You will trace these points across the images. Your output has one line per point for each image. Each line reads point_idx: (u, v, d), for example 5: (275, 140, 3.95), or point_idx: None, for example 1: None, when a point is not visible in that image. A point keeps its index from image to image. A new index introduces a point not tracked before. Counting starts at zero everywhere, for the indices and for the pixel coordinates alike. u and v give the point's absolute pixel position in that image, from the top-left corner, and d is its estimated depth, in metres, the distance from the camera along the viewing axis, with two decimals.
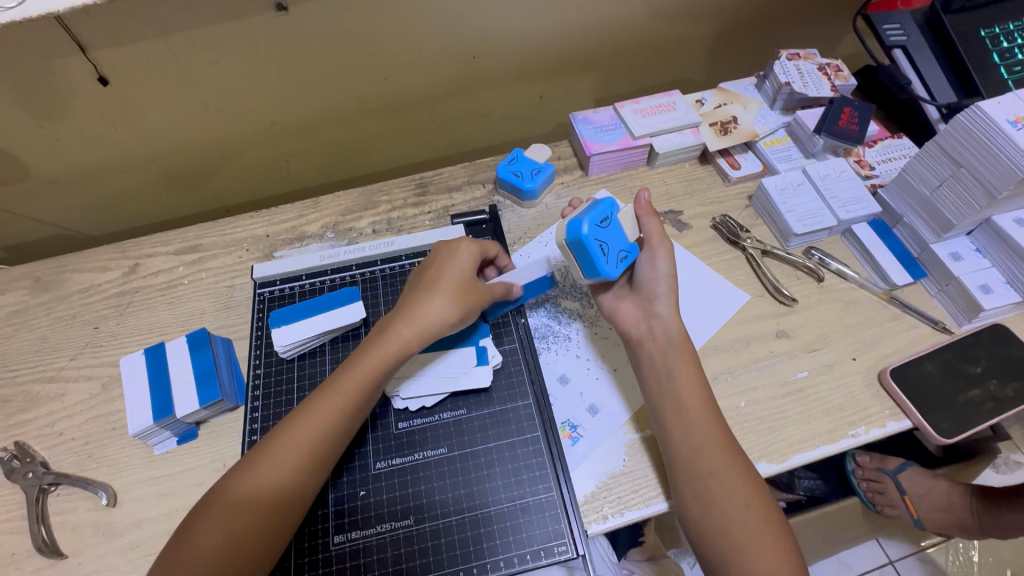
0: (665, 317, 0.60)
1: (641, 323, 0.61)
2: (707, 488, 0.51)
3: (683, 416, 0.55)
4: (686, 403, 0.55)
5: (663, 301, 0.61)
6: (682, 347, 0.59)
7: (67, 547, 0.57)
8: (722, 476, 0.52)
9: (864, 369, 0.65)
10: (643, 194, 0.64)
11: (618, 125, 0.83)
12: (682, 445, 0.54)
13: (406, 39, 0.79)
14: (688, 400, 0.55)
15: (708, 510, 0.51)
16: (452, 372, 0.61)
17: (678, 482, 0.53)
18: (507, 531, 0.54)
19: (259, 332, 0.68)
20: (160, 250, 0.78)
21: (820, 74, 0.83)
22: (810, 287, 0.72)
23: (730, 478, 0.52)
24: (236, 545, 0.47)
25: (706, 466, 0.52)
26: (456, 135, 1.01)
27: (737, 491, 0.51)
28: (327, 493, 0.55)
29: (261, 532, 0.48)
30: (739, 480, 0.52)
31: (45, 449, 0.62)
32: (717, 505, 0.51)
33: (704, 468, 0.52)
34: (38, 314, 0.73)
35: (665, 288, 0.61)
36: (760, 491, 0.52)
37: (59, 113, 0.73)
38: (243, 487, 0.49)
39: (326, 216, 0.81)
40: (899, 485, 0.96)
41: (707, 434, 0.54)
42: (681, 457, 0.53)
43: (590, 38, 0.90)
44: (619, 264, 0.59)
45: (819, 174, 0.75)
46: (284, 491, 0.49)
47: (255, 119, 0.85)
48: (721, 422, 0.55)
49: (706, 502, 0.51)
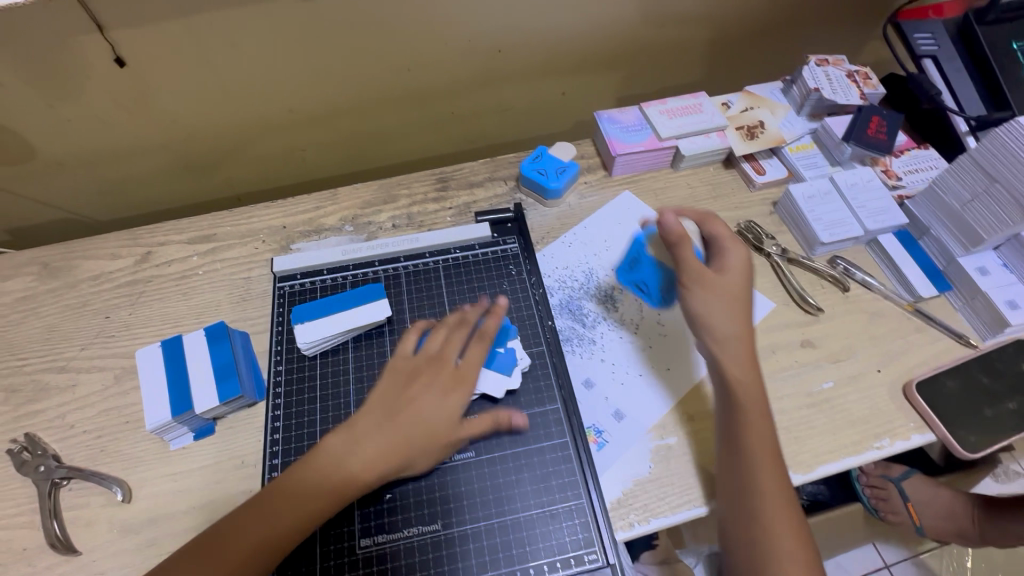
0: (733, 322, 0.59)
1: (710, 311, 0.59)
2: (760, 537, 0.51)
3: (741, 458, 0.53)
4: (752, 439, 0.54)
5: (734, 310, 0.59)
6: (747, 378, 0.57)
7: (80, 543, 0.55)
8: (778, 523, 0.51)
9: (888, 381, 0.65)
10: (667, 221, 0.63)
11: (644, 126, 0.82)
12: (736, 485, 0.53)
13: (432, 28, 0.77)
14: (755, 441, 0.54)
15: (755, 554, 0.50)
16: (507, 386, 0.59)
17: (729, 518, 0.53)
18: (536, 537, 0.53)
19: (280, 326, 0.66)
20: (173, 238, 0.77)
21: (849, 81, 0.83)
22: (835, 296, 0.71)
23: (784, 522, 0.51)
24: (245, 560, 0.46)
25: (759, 515, 0.51)
26: (476, 129, 0.99)
27: (786, 540, 0.50)
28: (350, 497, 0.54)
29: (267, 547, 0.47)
30: (792, 527, 0.51)
31: (56, 441, 0.61)
32: (768, 551, 0.50)
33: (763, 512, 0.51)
34: (47, 301, 0.71)
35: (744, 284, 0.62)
36: (809, 542, 0.51)
37: (71, 93, 0.71)
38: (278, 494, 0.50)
39: (345, 209, 0.79)
40: (903, 492, 0.98)
41: (769, 474, 0.53)
42: (734, 501, 0.53)
43: (617, 34, 0.89)
44: (662, 294, 0.69)
45: (846, 182, 0.75)
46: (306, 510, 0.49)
47: (273, 107, 0.82)
48: (781, 468, 0.54)
49: (758, 548, 0.50)
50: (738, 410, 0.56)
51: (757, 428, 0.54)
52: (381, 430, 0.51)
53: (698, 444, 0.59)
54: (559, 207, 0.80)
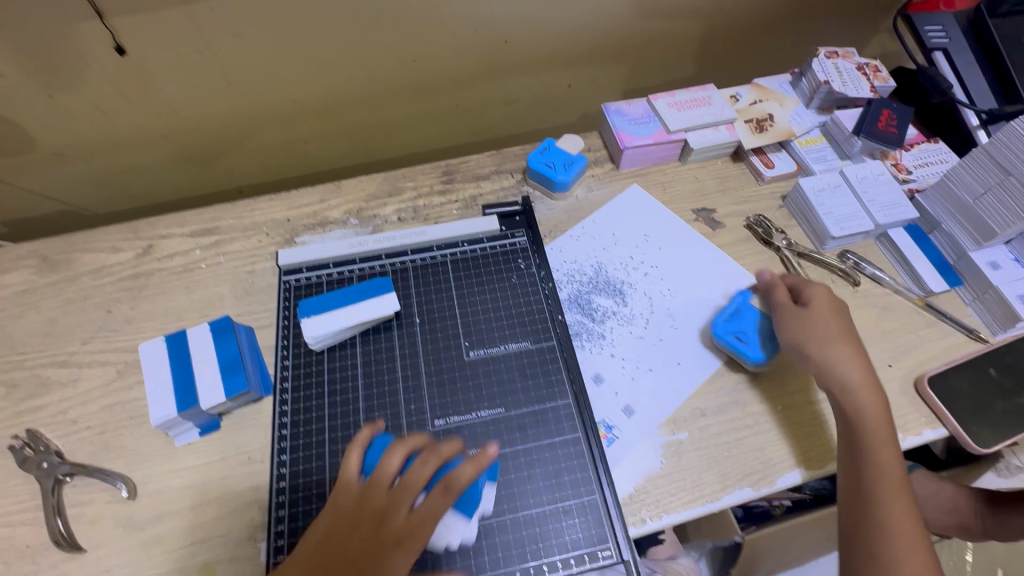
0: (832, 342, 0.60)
1: (805, 337, 0.60)
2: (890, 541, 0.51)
3: (870, 465, 0.54)
4: (879, 443, 0.55)
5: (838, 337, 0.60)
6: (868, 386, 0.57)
7: (85, 541, 0.54)
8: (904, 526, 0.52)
9: (900, 376, 0.65)
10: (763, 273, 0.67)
11: (652, 118, 0.81)
12: (861, 487, 0.54)
13: (438, 17, 0.76)
14: (883, 449, 0.55)
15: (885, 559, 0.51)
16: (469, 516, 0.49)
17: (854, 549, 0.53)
18: (550, 533, 0.52)
19: (286, 321, 0.65)
20: (175, 231, 0.75)
21: (859, 74, 0.82)
22: (845, 291, 0.71)
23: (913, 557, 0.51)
24: None
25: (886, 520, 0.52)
26: (481, 122, 0.98)
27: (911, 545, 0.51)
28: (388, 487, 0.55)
29: None
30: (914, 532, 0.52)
31: (58, 437, 0.60)
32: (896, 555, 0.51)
33: (890, 517, 0.52)
34: (47, 294, 0.70)
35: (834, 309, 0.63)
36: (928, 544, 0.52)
37: (70, 82, 0.69)
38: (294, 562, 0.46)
39: (349, 201, 0.78)
40: None
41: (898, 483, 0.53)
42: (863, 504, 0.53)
43: (624, 26, 0.88)
44: (766, 344, 0.62)
45: (857, 176, 0.75)
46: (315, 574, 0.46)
47: (276, 98, 0.81)
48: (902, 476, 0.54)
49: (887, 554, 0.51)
50: (864, 417, 0.56)
51: (880, 436, 0.55)
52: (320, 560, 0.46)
53: (708, 439, 0.59)
54: (566, 200, 0.79)
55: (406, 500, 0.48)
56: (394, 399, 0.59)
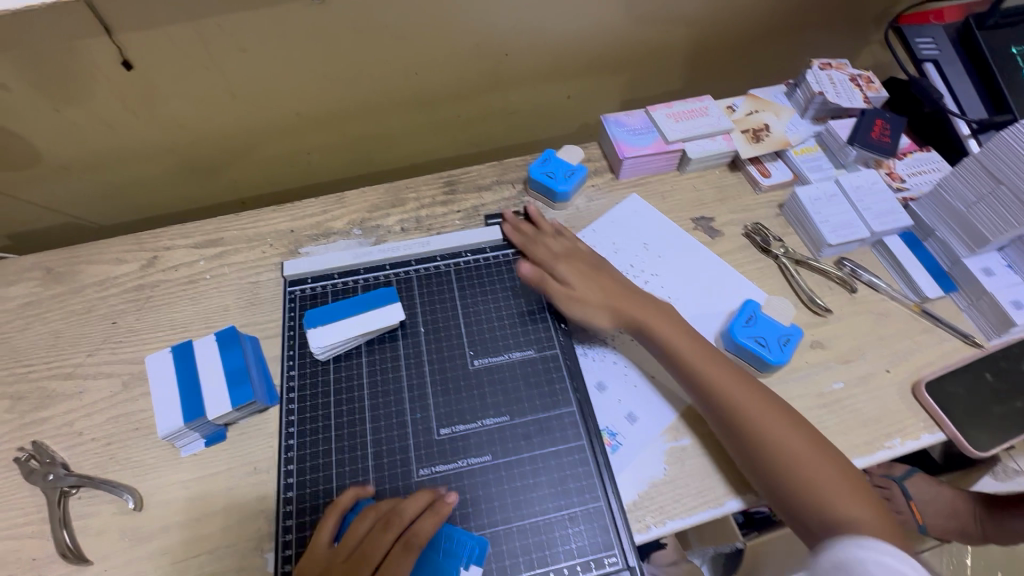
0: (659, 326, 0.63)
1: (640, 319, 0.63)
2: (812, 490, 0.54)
3: (758, 435, 0.55)
4: (751, 410, 0.57)
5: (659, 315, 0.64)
6: (713, 363, 0.60)
7: (91, 553, 0.55)
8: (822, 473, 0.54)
9: (898, 381, 0.66)
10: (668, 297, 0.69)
11: (650, 129, 0.82)
12: (756, 460, 0.55)
13: (440, 32, 0.78)
14: (760, 416, 0.56)
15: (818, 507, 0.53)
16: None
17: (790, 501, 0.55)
18: (556, 541, 0.53)
19: (292, 331, 0.65)
20: (179, 242, 0.76)
21: (852, 85, 0.84)
22: (842, 297, 0.72)
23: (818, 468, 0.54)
24: None
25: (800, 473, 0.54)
26: (482, 133, 0.99)
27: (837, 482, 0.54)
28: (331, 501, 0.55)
29: None
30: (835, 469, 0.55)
31: (64, 449, 0.60)
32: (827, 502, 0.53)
33: (801, 471, 0.54)
34: (52, 307, 0.70)
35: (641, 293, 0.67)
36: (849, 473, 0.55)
37: (77, 97, 0.70)
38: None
39: (352, 212, 0.79)
40: (906, 491, 0.97)
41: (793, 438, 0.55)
42: (767, 473, 0.55)
43: (622, 38, 0.90)
44: (784, 347, 0.64)
45: (851, 185, 0.76)
46: None
47: (280, 111, 0.82)
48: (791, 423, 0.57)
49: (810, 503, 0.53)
50: (717, 390, 0.58)
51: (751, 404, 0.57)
52: None
53: (712, 445, 0.59)
54: (567, 210, 0.80)
55: (370, 564, 0.50)
56: (401, 408, 0.59)
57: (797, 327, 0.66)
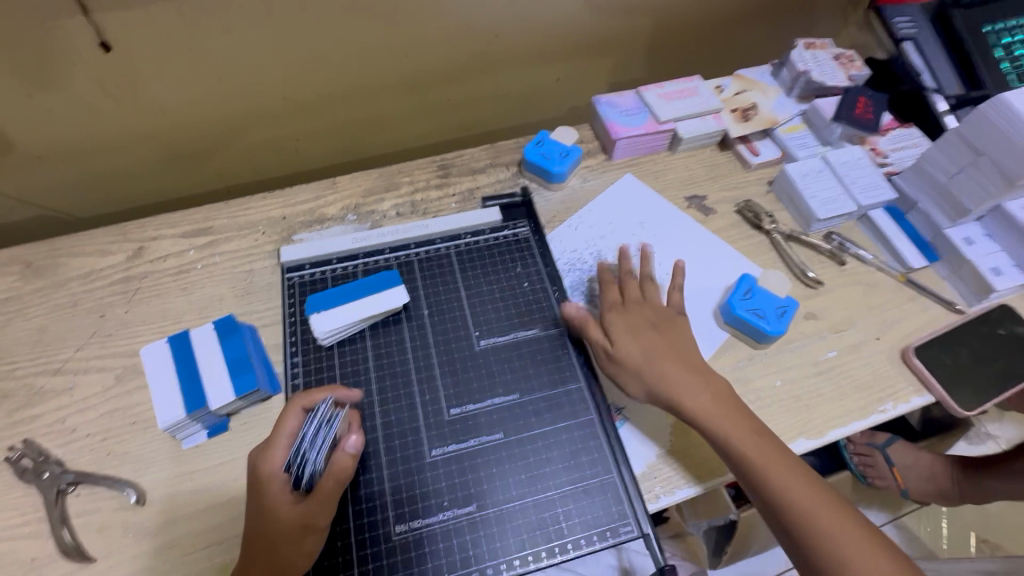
0: (637, 351, 0.60)
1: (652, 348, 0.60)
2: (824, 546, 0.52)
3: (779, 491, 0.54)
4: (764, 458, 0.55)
5: (656, 343, 0.61)
6: (718, 410, 0.57)
7: (94, 550, 0.53)
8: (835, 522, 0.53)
9: (887, 348, 0.68)
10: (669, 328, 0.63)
11: (642, 109, 0.83)
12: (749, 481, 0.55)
13: (432, 13, 0.77)
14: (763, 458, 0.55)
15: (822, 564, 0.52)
16: (325, 438, 0.50)
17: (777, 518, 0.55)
18: (571, 513, 0.54)
19: (292, 318, 0.64)
20: (166, 232, 0.73)
21: (835, 64, 0.86)
22: (832, 270, 0.74)
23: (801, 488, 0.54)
24: (252, 528, 0.48)
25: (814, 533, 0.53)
26: (471, 117, 0.98)
27: (851, 537, 0.52)
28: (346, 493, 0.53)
29: (250, 524, 0.48)
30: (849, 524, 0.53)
31: (57, 447, 0.58)
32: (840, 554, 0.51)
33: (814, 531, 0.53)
34: (34, 301, 0.67)
35: (658, 312, 0.64)
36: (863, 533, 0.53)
37: (53, 82, 0.67)
38: (252, 481, 0.49)
39: (346, 198, 0.78)
40: (888, 459, 1.02)
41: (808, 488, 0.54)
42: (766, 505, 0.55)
43: (611, 20, 0.90)
44: (780, 319, 0.66)
45: (838, 161, 0.78)
46: (255, 498, 0.49)
47: (267, 95, 0.80)
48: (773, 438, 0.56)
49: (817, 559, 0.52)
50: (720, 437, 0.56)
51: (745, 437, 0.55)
52: (256, 494, 0.49)
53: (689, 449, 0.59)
54: (563, 191, 0.80)
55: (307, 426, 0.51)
56: (409, 391, 0.59)
57: (792, 299, 0.68)
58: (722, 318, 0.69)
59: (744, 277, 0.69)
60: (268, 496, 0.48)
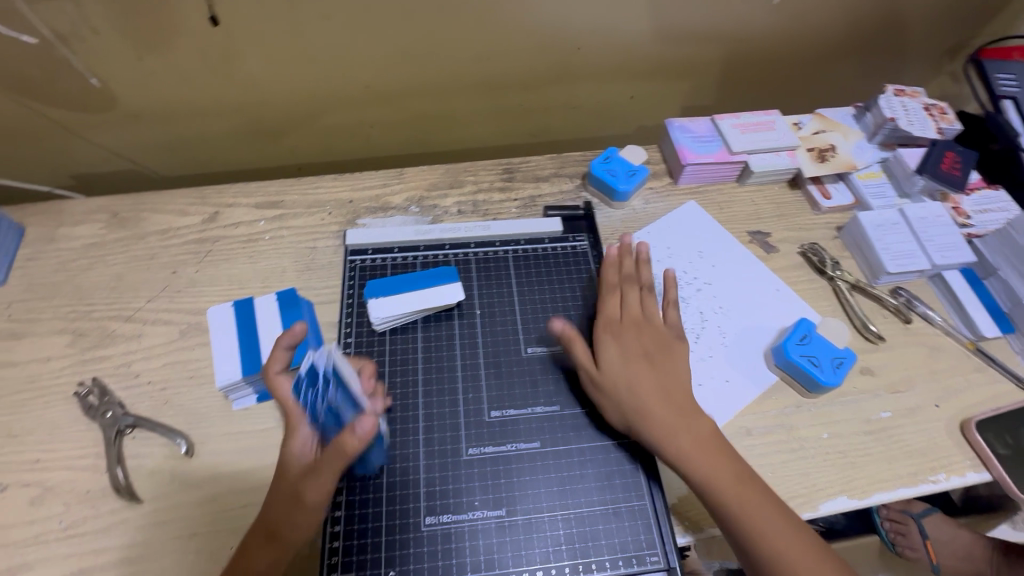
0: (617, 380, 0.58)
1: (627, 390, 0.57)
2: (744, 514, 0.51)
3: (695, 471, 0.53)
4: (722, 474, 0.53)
5: (644, 376, 0.58)
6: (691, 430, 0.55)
7: (142, 492, 0.56)
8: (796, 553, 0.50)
9: (946, 417, 0.65)
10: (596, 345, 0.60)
11: (715, 138, 0.82)
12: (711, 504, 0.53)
13: (519, 20, 0.78)
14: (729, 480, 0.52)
15: (756, 551, 0.50)
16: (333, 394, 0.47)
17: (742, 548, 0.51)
18: (600, 534, 0.53)
19: (350, 300, 0.66)
20: (241, 201, 0.77)
21: (925, 114, 0.83)
22: (896, 327, 0.71)
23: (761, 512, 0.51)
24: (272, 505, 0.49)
25: (718, 495, 0.52)
26: (540, 124, 0.99)
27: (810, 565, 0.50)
28: (381, 477, 0.55)
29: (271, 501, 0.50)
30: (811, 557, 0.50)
31: (121, 389, 0.62)
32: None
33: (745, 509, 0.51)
34: (116, 250, 0.72)
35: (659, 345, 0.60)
36: (780, 503, 0.52)
37: (161, 47, 0.71)
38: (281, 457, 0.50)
39: (411, 189, 0.80)
40: (923, 529, 0.99)
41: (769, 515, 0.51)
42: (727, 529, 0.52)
43: (694, 44, 0.89)
44: (836, 371, 0.64)
45: (915, 215, 0.75)
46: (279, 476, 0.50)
47: (349, 82, 0.83)
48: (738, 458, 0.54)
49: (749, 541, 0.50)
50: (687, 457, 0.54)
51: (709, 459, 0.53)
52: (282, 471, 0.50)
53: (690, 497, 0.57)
54: (624, 209, 0.80)
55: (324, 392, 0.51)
56: (453, 387, 0.60)
57: (850, 351, 0.65)
58: (773, 361, 0.67)
59: (804, 322, 0.67)
60: (281, 466, 0.50)
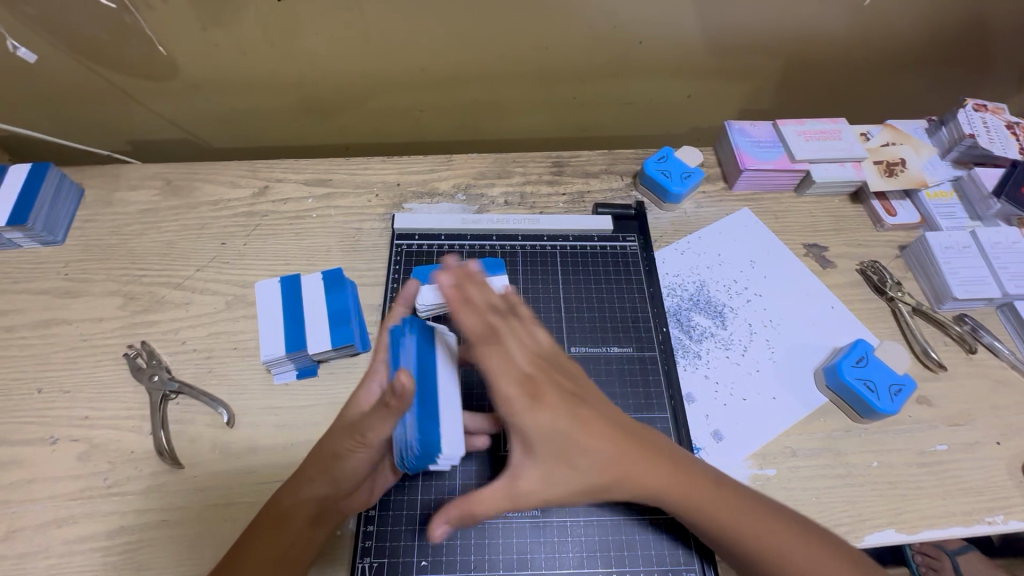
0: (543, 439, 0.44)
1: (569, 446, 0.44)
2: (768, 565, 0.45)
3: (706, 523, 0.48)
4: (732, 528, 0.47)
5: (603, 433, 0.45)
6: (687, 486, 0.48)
7: (183, 457, 0.57)
8: None
9: (1008, 457, 0.61)
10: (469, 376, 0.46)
11: (777, 144, 0.79)
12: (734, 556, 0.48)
13: (582, 10, 0.76)
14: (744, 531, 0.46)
15: None
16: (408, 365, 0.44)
17: None
18: (636, 544, 0.52)
19: (395, 284, 0.66)
20: (291, 177, 0.77)
21: (1007, 133, 0.78)
22: (958, 356, 0.68)
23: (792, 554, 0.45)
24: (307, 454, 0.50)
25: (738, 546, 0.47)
26: (591, 119, 0.97)
27: None
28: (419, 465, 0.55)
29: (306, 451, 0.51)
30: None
31: (167, 354, 0.63)
32: None
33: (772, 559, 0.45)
34: (169, 217, 0.73)
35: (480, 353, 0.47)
36: (813, 537, 0.46)
37: (225, 19, 0.72)
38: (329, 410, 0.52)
39: (459, 176, 0.79)
40: (957, 566, 0.93)
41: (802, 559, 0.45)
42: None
43: (760, 45, 0.86)
44: (893, 398, 0.61)
45: (989, 240, 0.71)
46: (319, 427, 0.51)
47: (404, 64, 0.82)
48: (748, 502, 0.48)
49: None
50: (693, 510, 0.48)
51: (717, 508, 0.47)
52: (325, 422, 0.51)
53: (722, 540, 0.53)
54: (675, 212, 0.77)
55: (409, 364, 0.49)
56: None
57: (910, 379, 0.62)
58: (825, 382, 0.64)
59: (861, 344, 0.64)
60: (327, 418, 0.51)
